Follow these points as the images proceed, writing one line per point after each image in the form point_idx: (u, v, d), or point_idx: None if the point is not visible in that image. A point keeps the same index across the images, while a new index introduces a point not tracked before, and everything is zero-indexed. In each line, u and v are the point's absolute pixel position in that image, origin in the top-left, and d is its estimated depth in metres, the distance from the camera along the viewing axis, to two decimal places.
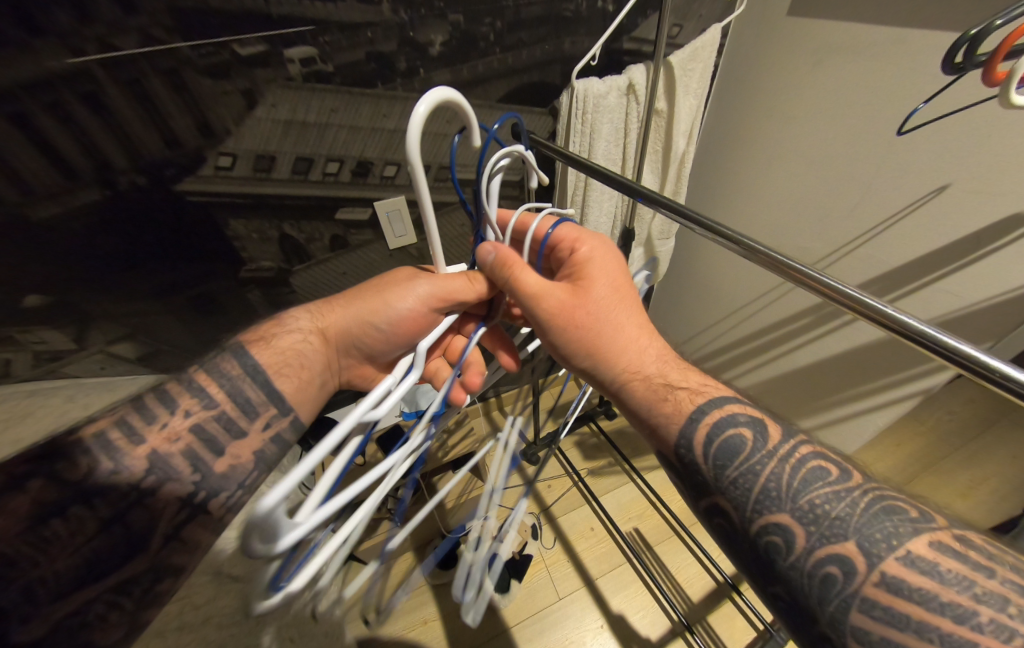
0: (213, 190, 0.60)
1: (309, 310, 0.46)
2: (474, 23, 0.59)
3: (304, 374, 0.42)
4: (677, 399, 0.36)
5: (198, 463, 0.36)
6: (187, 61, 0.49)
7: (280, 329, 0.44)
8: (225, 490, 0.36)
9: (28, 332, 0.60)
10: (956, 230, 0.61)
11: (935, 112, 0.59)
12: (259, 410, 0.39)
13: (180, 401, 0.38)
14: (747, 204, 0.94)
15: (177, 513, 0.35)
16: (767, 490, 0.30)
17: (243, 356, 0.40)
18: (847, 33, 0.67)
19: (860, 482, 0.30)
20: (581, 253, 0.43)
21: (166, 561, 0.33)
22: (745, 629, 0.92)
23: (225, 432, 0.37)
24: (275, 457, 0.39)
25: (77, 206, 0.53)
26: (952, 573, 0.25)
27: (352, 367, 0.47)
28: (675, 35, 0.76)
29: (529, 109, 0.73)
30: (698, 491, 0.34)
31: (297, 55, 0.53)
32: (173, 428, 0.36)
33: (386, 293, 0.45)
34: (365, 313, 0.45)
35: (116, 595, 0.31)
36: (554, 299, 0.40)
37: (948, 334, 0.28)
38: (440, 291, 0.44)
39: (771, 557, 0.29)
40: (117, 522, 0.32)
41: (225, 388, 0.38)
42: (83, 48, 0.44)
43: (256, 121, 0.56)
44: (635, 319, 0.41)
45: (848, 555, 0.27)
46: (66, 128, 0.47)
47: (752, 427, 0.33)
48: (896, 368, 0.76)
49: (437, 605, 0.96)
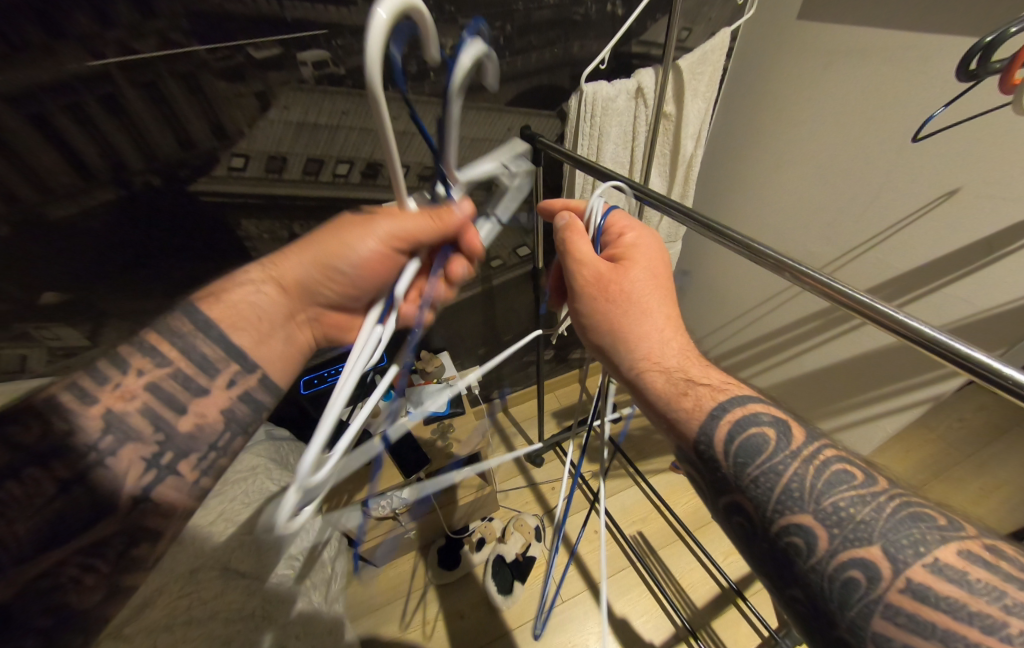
0: (227, 190, 0.61)
1: (262, 262, 0.44)
2: (483, 27, 0.59)
3: (263, 328, 0.41)
4: (698, 394, 0.36)
5: (159, 421, 0.36)
6: (203, 65, 0.50)
7: (230, 285, 0.42)
8: (196, 448, 0.38)
9: (43, 328, 0.62)
10: (967, 236, 0.60)
11: (951, 118, 0.58)
12: (219, 367, 0.39)
13: (132, 361, 0.37)
14: (756, 205, 0.94)
15: (141, 473, 0.35)
16: (789, 491, 0.29)
17: (194, 314, 0.39)
18: (858, 36, 0.66)
19: (886, 488, 0.29)
20: (628, 238, 0.44)
21: (141, 523, 0.35)
22: (750, 635, 0.92)
23: (184, 389, 0.37)
24: (247, 417, 0.41)
25: (94, 206, 0.54)
26: (980, 583, 0.23)
27: (322, 316, 0.47)
28: (684, 39, 0.77)
29: (537, 112, 0.73)
30: (718, 488, 0.33)
31: (311, 57, 0.54)
32: (127, 387, 0.36)
33: (345, 234, 0.41)
34: (325, 257, 0.42)
35: (87, 558, 0.32)
36: (592, 275, 0.42)
37: (960, 341, 0.28)
38: (400, 231, 0.39)
39: (792, 559, 0.28)
40: (77, 483, 0.33)
41: (177, 346, 0.38)
42: (102, 52, 0.45)
43: (269, 122, 0.57)
44: (667, 308, 0.41)
45: (872, 559, 0.25)
46: (85, 129, 0.48)
47: (776, 427, 0.32)
48: (904, 375, 0.76)
49: (440, 605, 0.97)
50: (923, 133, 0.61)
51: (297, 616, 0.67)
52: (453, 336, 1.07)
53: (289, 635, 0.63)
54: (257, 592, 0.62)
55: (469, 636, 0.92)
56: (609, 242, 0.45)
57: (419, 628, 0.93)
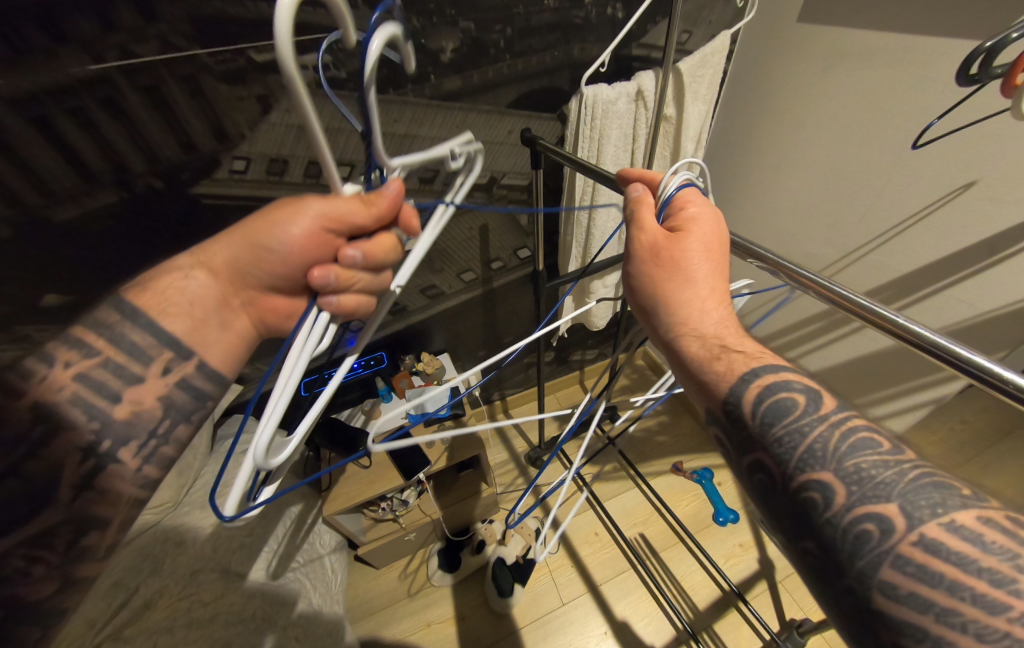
0: (230, 193, 0.61)
1: (194, 248, 0.39)
2: (483, 31, 0.60)
3: (194, 313, 0.37)
4: (731, 359, 0.34)
5: (94, 411, 0.33)
6: (204, 68, 0.50)
7: (164, 270, 0.38)
8: (136, 436, 0.34)
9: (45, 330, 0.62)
10: (970, 237, 0.60)
11: (952, 124, 0.58)
12: (152, 355, 0.35)
13: (55, 352, 0.33)
14: (758, 205, 0.94)
15: (82, 464, 0.32)
16: (811, 449, 0.28)
17: (119, 303, 0.36)
18: (859, 37, 0.66)
19: (914, 459, 0.27)
20: (689, 212, 0.40)
21: (87, 513, 0.31)
22: (751, 639, 0.91)
23: (115, 376, 0.34)
24: (190, 404, 0.37)
25: (95, 207, 0.54)
26: (996, 544, 0.22)
27: (256, 304, 0.39)
28: (684, 42, 0.77)
29: (538, 115, 0.73)
30: (741, 447, 0.32)
31: (311, 61, 0.54)
32: (54, 380, 0.32)
33: (274, 214, 0.36)
34: (252, 237, 0.37)
35: (34, 549, 0.29)
36: (648, 241, 0.40)
37: (961, 344, 0.28)
38: (331, 211, 0.35)
39: (805, 514, 0.27)
40: (10, 476, 0.29)
41: (106, 336, 0.34)
42: (104, 55, 0.45)
43: (270, 125, 0.57)
44: (717, 278, 0.38)
45: (888, 514, 0.24)
46: (87, 131, 0.48)
47: (806, 393, 0.31)
48: (907, 377, 0.75)
49: (445, 607, 0.96)
50: (923, 140, 0.61)
51: (297, 618, 0.67)
52: (453, 337, 1.07)
53: (288, 638, 0.62)
54: (257, 595, 0.62)
55: (471, 639, 0.92)
56: (670, 213, 0.42)
57: (420, 630, 0.93)
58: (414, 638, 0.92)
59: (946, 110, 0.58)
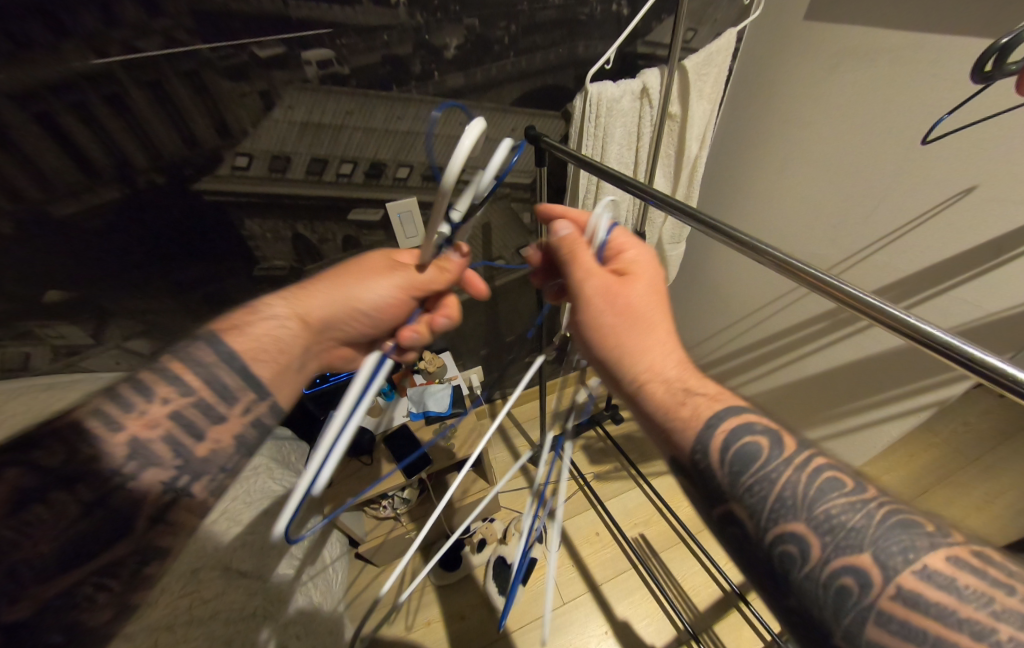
0: (230, 190, 0.61)
1: (285, 297, 0.47)
2: (488, 27, 0.59)
3: (283, 359, 0.45)
4: (696, 403, 0.35)
5: (179, 447, 0.38)
6: (207, 63, 0.50)
7: (255, 317, 0.45)
8: (210, 471, 0.40)
9: (47, 326, 0.62)
10: (977, 237, 0.59)
11: (963, 120, 0.58)
12: (237, 395, 0.42)
13: (156, 390, 0.39)
14: (761, 206, 0.93)
15: (161, 496, 0.37)
16: (782, 498, 0.29)
17: (217, 344, 0.42)
18: (866, 35, 0.66)
19: (876, 495, 0.28)
20: (629, 255, 0.44)
21: (154, 543, 0.35)
22: (752, 640, 0.91)
23: (204, 416, 0.40)
24: (255, 440, 0.44)
25: (97, 204, 0.54)
26: (970, 589, 0.23)
27: (330, 350, 0.50)
28: (689, 40, 0.76)
29: (542, 112, 0.73)
30: (712, 499, 0.32)
31: (314, 57, 0.54)
32: (153, 415, 0.38)
33: (365, 281, 0.48)
34: (347, 300, 0.47)
35: (102, 577, 0.32)
36: (600, 285, 0.42)
37: (971, 343, 0.27)
38: (415, 282, 0.47)
39: (785, 570, 0.28)
40: (100, 506, 0.33)
41: (201, 376, 0.41)
42: (106, 49, 0.45)
43: (273, 122, 0.57)
44: (668, 320, 0.41)
45: (863, 566, 0.25)
46: (89, 127, 0.48)
47: (768, 435, 0.32)
48: (912, 378, 0.75)
49: (440, 607, 0.96)
50: (933, 135, 0.60)
51: (296, 615, 0.68)
52: (455, 336, 1.07)
53: (289, 636, 0.63)
54: (258, 592, 0.62)
55: (470, 637, 0.92)
56: (608, 258, 0.45)
57: (420, 629, 0.93)
58: (413, 636, 0.92)
59: (956, 106, 0.58)
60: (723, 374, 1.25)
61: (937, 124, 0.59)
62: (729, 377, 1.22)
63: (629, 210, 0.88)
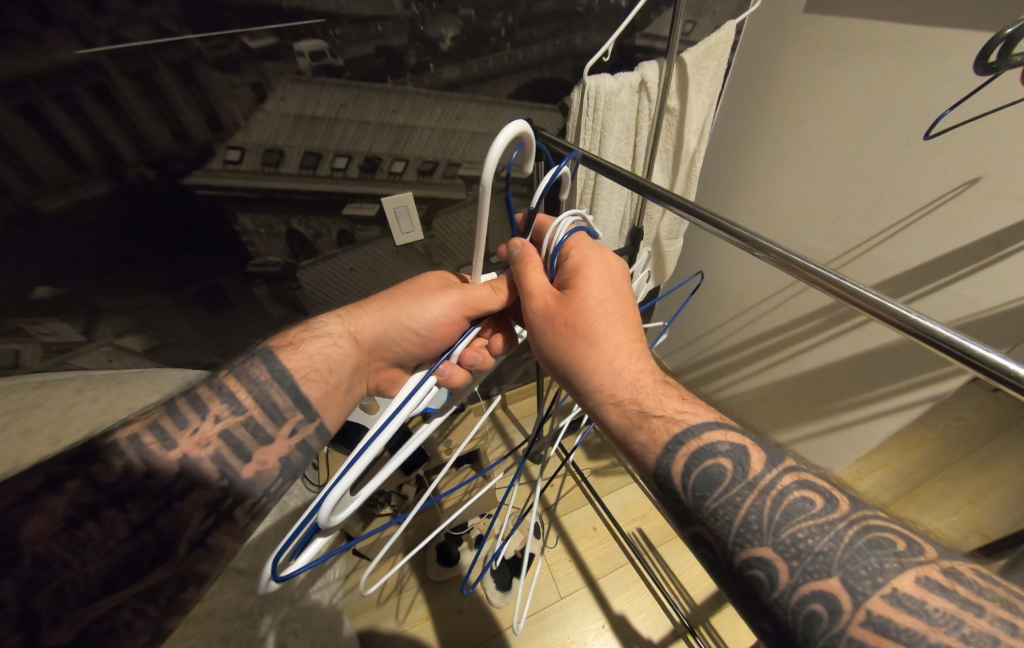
0: (221, 183, 0.60)
1: (340, 316, 0.49)
2: (484, 18, 0.58)
3: (330, 379, 0.46)
4: (652, 427, 0.37)
5: (226, 467, 0.40)
6: (197, 54, 0.49)
7: (310, 334, 0.47)
8: (252, 494, 0.41)
9: (37, 323, 0.61)
10: (974, 232, 0.60)
11: (966, 115, 0.57)
12: (286, 416, 0.43)
13: (210, 407, 0.41)
14: (758, 202, 0.93)
15: (204, 519, 0.38)
16: (748, 524, 0.31)
17: (272, 362, 0.44)
18: (866, 29, 0.66)
19: (847, 511, 0.30)
20: (579, 263, 0.45)
21: (193, 568, 0.37)
22: (748, 632, 0.92)
23: (253, 437, 0.41)
24: (300, 464, 0.44)
25: (86, 198, 0.53)
26: (938, 613, 0.25)
27: (379, 371, 0.52)
28: (688, 32, 0.76)
29: (540, 106, 0.72)
30: (681, 519, 0.35)
31: (307, 48, 0.52)
32: (204, 434, 0.40)
33: (417, 301, 0.49)
34: (401, 320, 0.49)
35: (141, 602, 0.34)
36: (542, 303, 0.43)
37: (972, 338, 0.27)
38: (469, 300, 0.49)
39: (755, 592, 0.30)
40: (146, 527, 0.36)
41: (253, 394, 0.42)
42: (93, 39, 0.44)
43: (266, 114, 0.56)
44: (618, 335, 0.41)
45: (832, 592, 0.27)
46: (77, 120, 0.48)
47: (731, 458, 0.33)
48: (909, 372, 0.75)
49: (427, 605, 0.96)
50: (935, 131, 0.60)
51: (295, 611, 0.68)
52: None
53: (288, 632, 0.64)
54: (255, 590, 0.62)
55: (465, 632, 0.92)
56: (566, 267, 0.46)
57: (418, 624, 0.93)
58: (411, 633, 0.92)
59: (958, 101, 0.57)
60: (719, 371, 1.25)
61: (939, 120, 0.59)
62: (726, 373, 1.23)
63: (627, 205, 0.87)
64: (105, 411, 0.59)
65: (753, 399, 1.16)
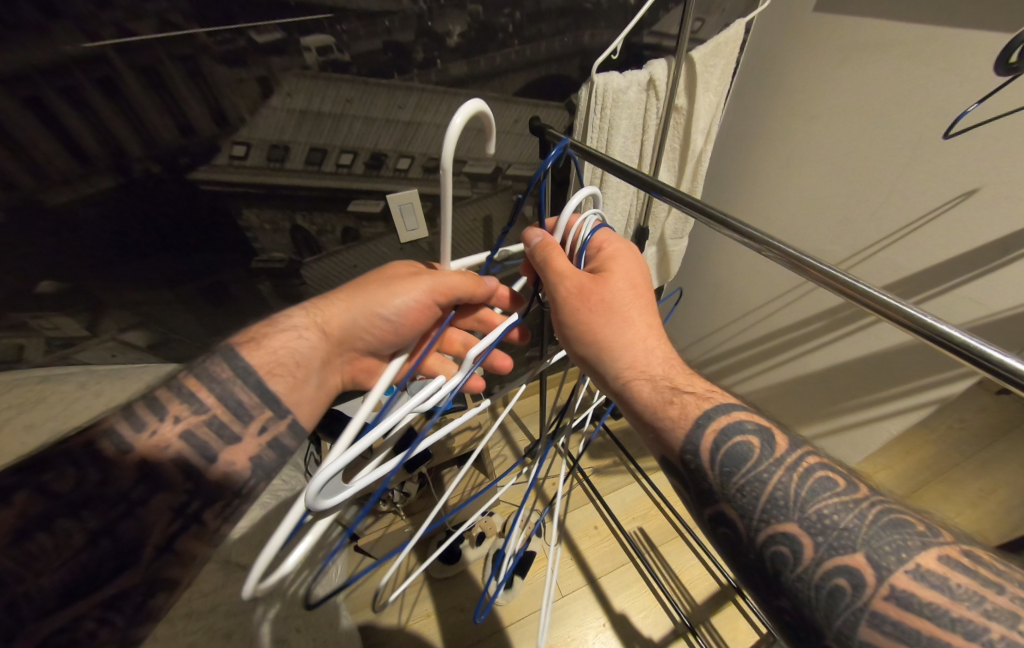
0: (227, 179, 0.60)
1: (305, 308, 0.47)
2: (492, 14, 0.58)
3: (298, 374, 0.44)
4: (684, 402, 0.37)
5: (190, 469, 0.37)
6: (203, 48, 0.48)
7: (273, 329, 0.45)
8: (223, 495, 0.38)
9: (40, 317, 0.61)
10: (986, 234, 0.59)
11: (985, 114, 0.56)
12: (253, 413, 0.41)
13: (168, 407, 0.38)
14: (765, 201, 0.93)
15: (168, 525, 0.35)
16: (774, 499, 0.31)
17: (233, 359, 0.41)
18: (876, 28, 0.65)
19: (867, 494, 0.30)
20: (607, 253, 0.46)
21: (161, 574, 0.35)
22: (748, 632, 0.92)
23: (217, 436, 0.39)
24: (274, 463, 0.41)
25: (91, 192, 0.53)
26: (961, 588, 0.25)
27: (351, 362, 0.49)
28: (696, 30, 0.75)
29: (546, 103, 0.71)
30: (704, 499, 0.34)
31: (314, 43, 0.52)
32: (162, 435, 0.37)
33: (387, 289, 0.47)
34: (369, 308, 0.47)
35: (105, 612, 0.32)
36: (574, 286, 0.43)
37: (982, 341, 0.27)
38: (442, 285, 0.47)
39: (778, 570, 0.30)
40: (104, 534, 0.34)
41: (216, 392, 0.40)
42: (99, 32, 0.44)
43: (272, 110, 0.55)
44: (646, 320, 0.43)
45: (857, 567, 0.27)
46: (82, 114, 0.47)
47: (759, 435, 0.34)
48: (914, 375, 0.75)
49: (432, 601, 0.97)
50: (955, 129, 0.58)
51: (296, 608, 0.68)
52: None
53: (289, 628, 0.64)
54: None
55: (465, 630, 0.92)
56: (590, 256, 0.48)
57: (419, 620, 0.94)
58: (411, 629, 0.92)
59: (978, 99, 0.56)
60: (724, 370, 1.25)
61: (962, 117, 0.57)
62: (729, 372, 1.23)
63: (632, 204, 0.87)
64: (108, 406, 0.58)
65: (756, 399, 1.16)
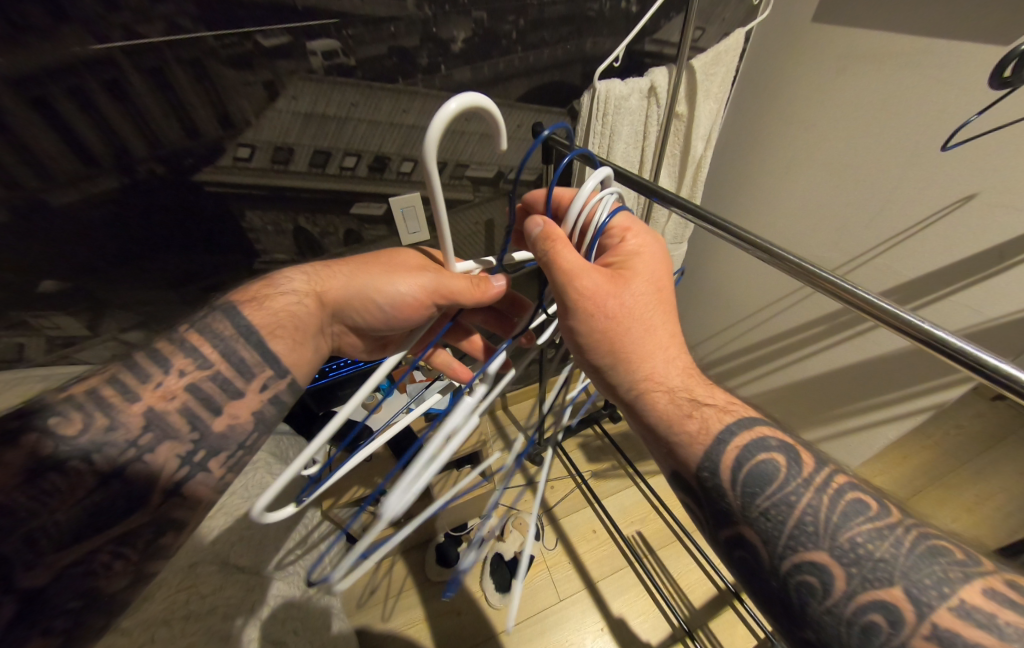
0: (232, 181, 0.60)
1: (306, 272, 0.46)
2: (496, 21, 0.59)
3: (298, 336, 0.43)
4: (704, 416, 0.38)
5: (196, 421, 0.38)
6: (210, 52, 0.49)
7: (273, 290, 0.44)
8: (228, 447, 0.39)
9: (42, 318, 0.61)
10: (981, 242, 0.60)
11: (990, 123, 0.56)
12: (255, 371, 0.40)
13: (173, 361, 0.38)
14: (764, 208, 0.94)
15: (175, 471, 0.37)
16: (803, 525, 0.31)
17: (235, 317, 0.41)
18: (874, 40, 0.66)
19: (901, 519, 0.31)
20: (625, 249, 0.45)
21: (168, 515, 0.36)
22: (746, 636, 0.92)
23: (222, 391, 0.39)
24: (274, 417, 0.42)
25: (98, 192, 0.53)
26: (1010, 627, 0.25)
27: (340, 333, 0.48)
28: (696, 39, 0.76)
29: (548, 109, 0.72)
30: (721, 520, 0.35)
31: (320, 47, 0.53)
32: (167, 387, 0.37)
33: (390, 274, 0.45)
34: (366, 291, 0.45)
35: (119, 546, 0.34)
36: (591, 286, 0.42)
37: (986, 350, 0.27)
38: (442, 288, 0.44)
39: (805, 599, 0.30)
40: (115, 477, 0.34)
41: (219, 349, 0.39)
42: (107, 35, 0.44)
43: (277, 113, 0.56)
44: (662, 327, 0.43)
45: (897, 603, 0.27)
46: (87, 114, 0.48)
47: (784, 453, 0.34)
48: (910, 381, 0.76)
49: (425, 607, 0.96)
50: (956, 140, 0.59)
51: (295, 610, 0.68)
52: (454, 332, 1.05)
53: (288, 630, 0.64)
54: (256, 587, 0.62)
55: (462, 634, 0.92)
56: (606, 250, 0.47)
57: (414, 626, 0.93)
58: (408, 633, 0.92)
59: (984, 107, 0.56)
60: (722, 374, 1.26)
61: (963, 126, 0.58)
62: (730, 376, 1.23)
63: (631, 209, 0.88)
64: None
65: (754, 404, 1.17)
